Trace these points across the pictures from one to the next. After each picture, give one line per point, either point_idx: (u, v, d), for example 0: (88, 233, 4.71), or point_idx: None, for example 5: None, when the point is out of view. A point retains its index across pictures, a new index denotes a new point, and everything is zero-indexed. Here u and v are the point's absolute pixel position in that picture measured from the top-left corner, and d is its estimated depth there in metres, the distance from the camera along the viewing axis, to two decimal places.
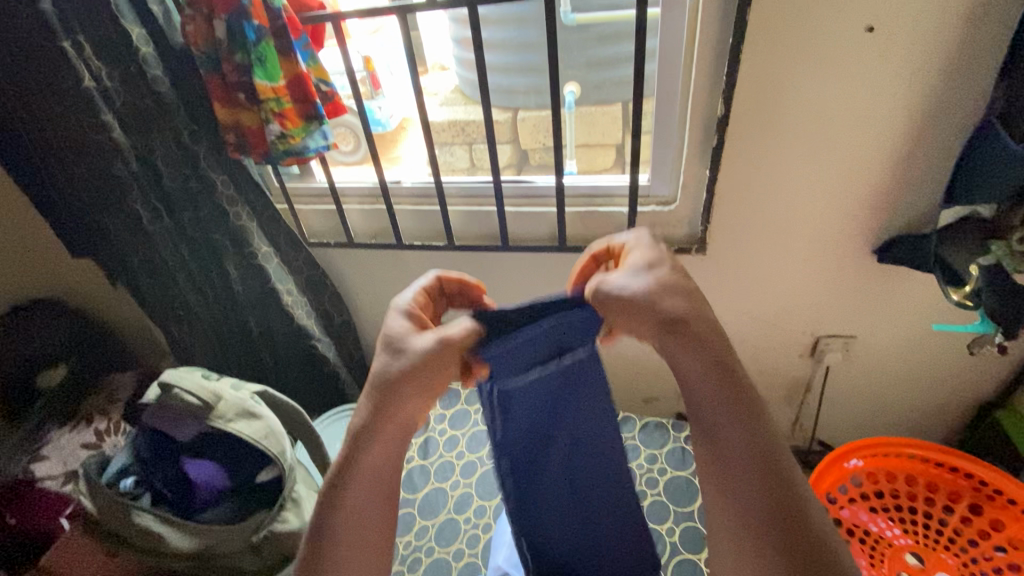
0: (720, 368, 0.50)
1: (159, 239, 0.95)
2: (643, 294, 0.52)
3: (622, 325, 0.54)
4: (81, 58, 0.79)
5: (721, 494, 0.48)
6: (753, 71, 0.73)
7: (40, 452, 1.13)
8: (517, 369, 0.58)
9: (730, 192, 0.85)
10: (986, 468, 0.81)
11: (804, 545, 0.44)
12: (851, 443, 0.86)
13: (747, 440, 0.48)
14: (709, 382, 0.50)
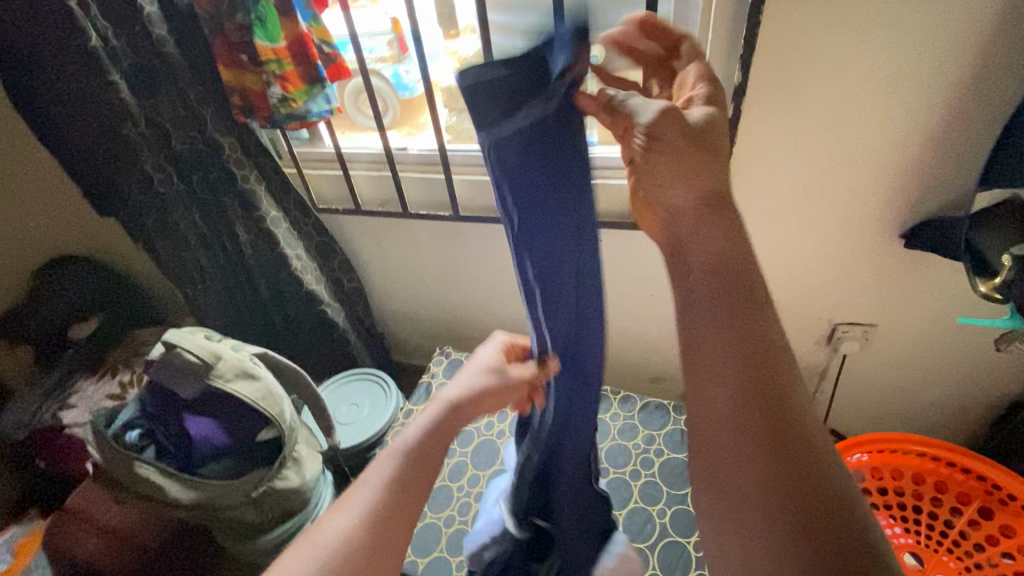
0: (736, 268, 0.41)
1: (170, 200, 0.97)
2: (706, 147, 0.44)
3: (657, 172, 0.43)
4: (88, 17, 0.79)
5: (704, 378, 0.38)
6: (772, 35, 0.68)
7: (69, 401, 1.19)
8: (502, 114, 0.43)
9: (745, 167, 0.81)
10: (1000, 471, 0.77)
11: (802, 444, 0.35)
12: (855, 436, 0.83)
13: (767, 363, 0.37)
14: (710, 268, 0.41)
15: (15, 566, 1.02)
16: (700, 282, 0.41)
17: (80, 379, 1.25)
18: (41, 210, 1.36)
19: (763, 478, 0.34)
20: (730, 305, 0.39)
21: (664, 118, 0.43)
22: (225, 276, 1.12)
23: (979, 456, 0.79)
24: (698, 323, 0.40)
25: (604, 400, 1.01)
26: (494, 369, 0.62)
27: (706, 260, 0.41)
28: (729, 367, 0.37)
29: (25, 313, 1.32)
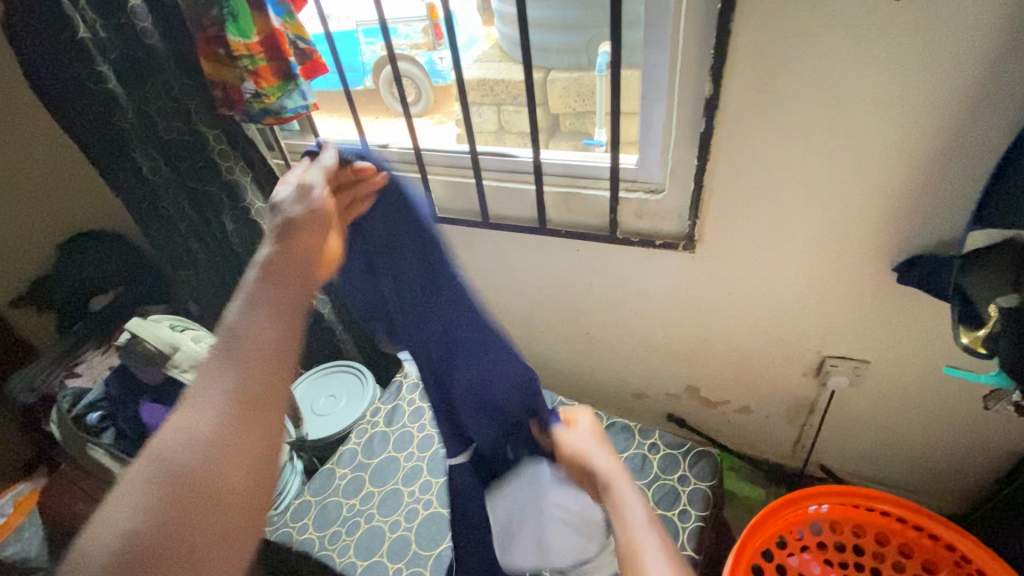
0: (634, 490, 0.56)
1: (160, 186, 1.02)
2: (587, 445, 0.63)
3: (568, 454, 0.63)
4: (75, 8, 0.81)
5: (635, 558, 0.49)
6: (747, 45, 0.63)
7: (76, 368, 1.23)
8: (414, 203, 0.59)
9: (721, 185, 0.76)
10: (969, 543, 0.74)
11: None
12: (814, 487, 0.81)
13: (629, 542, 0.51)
14: (621, 486, 0.57)
15: (13, 521, 1.08)
16: (619, 488, 0.56)
17: (88, 348, 1.29)
18: (71, 183, 1.43)
19: None
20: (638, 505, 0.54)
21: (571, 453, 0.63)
22: (215, 261, 1.14)
23: (947, 523, 0.77)
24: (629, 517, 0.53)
25: None
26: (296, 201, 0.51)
27: (614, 476, 0.58)
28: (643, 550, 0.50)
29: (53, 282, 1.41)
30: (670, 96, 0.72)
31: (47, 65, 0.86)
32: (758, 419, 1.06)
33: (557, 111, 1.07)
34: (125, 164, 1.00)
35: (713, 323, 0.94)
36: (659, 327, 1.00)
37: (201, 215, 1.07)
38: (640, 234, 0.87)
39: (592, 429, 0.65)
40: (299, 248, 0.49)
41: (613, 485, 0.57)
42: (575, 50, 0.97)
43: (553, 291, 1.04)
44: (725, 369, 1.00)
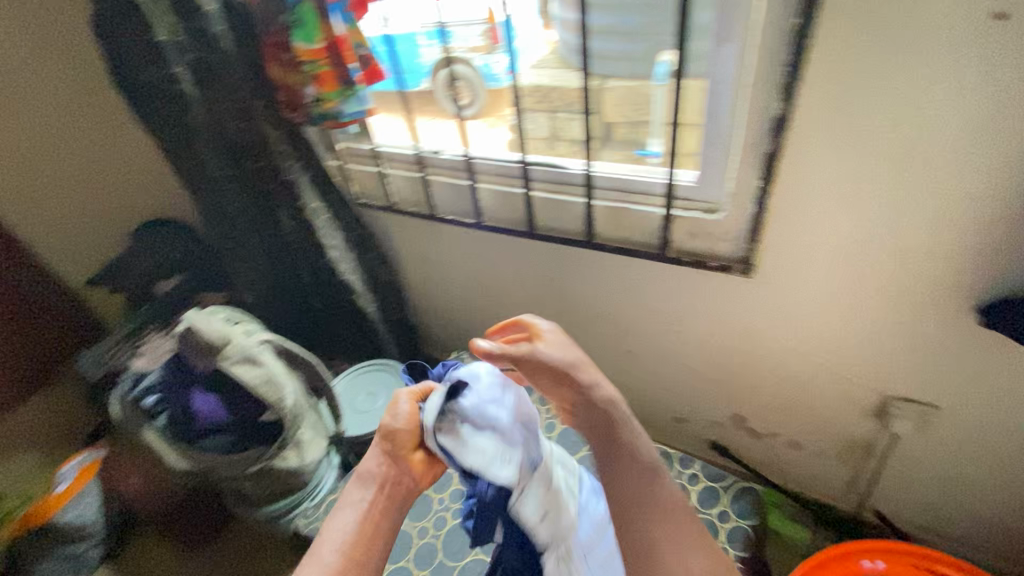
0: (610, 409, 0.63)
1: (224, 184, 1.03)
2: (568, 364, 0.67)
3: (542, 374, 0.68)
4: (156, 13, 0.86)
5: (619, 494, 0.55)
6: (821, 64, 0.59)
7: (139, 349, 1.31)
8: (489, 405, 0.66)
9: (784, 209, 0.72)
10: None
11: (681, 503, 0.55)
12: (869, 541, 0.81)
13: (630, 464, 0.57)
14: (601, 409, 0.63)
15: (73, 488, 1.11)
16: (596, 409, 0.63)
17: (152, 331, 1.37)
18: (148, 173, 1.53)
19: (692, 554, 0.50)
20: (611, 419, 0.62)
21: (548, 372, 0.67)
22: (270, 258, 1.17)
23: None
24: (610, 444, 0.59)
25: None
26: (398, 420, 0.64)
27: (601, 397, 0.64)
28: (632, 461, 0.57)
29: (121, 267, 1.46)
30: (734, 114, 0.69)
31: (137, 72, 0.93)
32: (808, 456, 0.99)
33: (610, 120, 1.02)
34: (190, 161, 1.03)
35: (765, 352, 0.89)
36: (707, 351, 0.95)
37: (261, 212, 1.12)
38: (694, 255, 0.83)
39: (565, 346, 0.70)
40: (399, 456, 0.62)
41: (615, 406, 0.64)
42: (634, 59, 0.93)
43: (597, 305, 1.02)
44: (776, 401, 0.95)
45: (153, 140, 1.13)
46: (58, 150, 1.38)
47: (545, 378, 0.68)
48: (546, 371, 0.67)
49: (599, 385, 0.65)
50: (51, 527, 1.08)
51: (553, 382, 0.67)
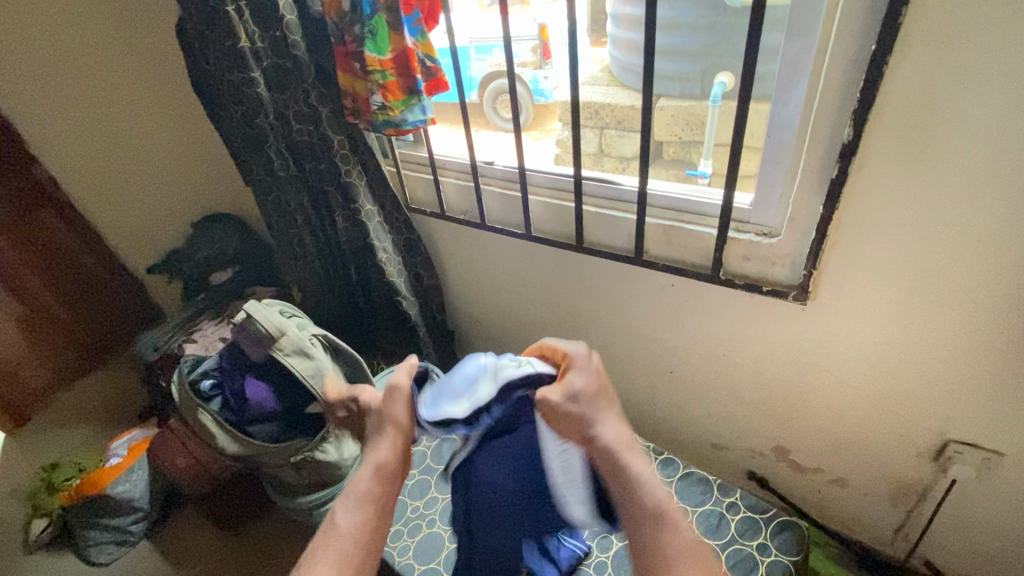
0: (639, 460, 0.58)
1: (285, 181, 1.09)
2: (588, 412, 0.61)
3: (558, 410, 0.61)
4: (241, 21, 0.91)
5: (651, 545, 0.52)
6: (897, 93, 0.58)
7: (193, 335, 1.37)
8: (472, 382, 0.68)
9: (846, 237, 0.70)
10: None
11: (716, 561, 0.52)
12: None
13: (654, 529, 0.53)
14: (627, 465, 0.58)
15: (124, 463, 1.18)
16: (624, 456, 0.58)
17: (205, 318, 1.43)
18: (212, 169, 1.62)
19: None
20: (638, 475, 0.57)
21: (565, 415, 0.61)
22: (322, 256, 1.22)
23: None
24: (642, 493, 0.56)
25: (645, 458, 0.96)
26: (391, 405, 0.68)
27: (625, 450, 0.59)
28: (667, 522, 0.54)
29: (183, 254, 1.55)
30: (799, 140, 0.68)
31: (215, 69, 0.99)
32: (854, 495, 0.95)
33: (661, 139, 1.02)
34: (257, 158, 1.08)
35: (815, 383, 0.86)
36: (752, 377, 0.93)
37: (318, 212, 1.16)
38: (745, 278, 0.83)
39: (581, 370, 0.63)
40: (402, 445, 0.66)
41: (639, 461, 0.58)
42: (689, 79, 0.94)
43: (641, 323, 1.01)
44: (823, 435, 0.92)
45: (224, 139, 1.20)
46: (135, 144, 1.48)
47: (561, 417, 0.61)
48: (561, 415, 0.61)
49: (605, 428, 0.60)
50: (103, 498, 1.15)
51: (568, 420, 0.61)
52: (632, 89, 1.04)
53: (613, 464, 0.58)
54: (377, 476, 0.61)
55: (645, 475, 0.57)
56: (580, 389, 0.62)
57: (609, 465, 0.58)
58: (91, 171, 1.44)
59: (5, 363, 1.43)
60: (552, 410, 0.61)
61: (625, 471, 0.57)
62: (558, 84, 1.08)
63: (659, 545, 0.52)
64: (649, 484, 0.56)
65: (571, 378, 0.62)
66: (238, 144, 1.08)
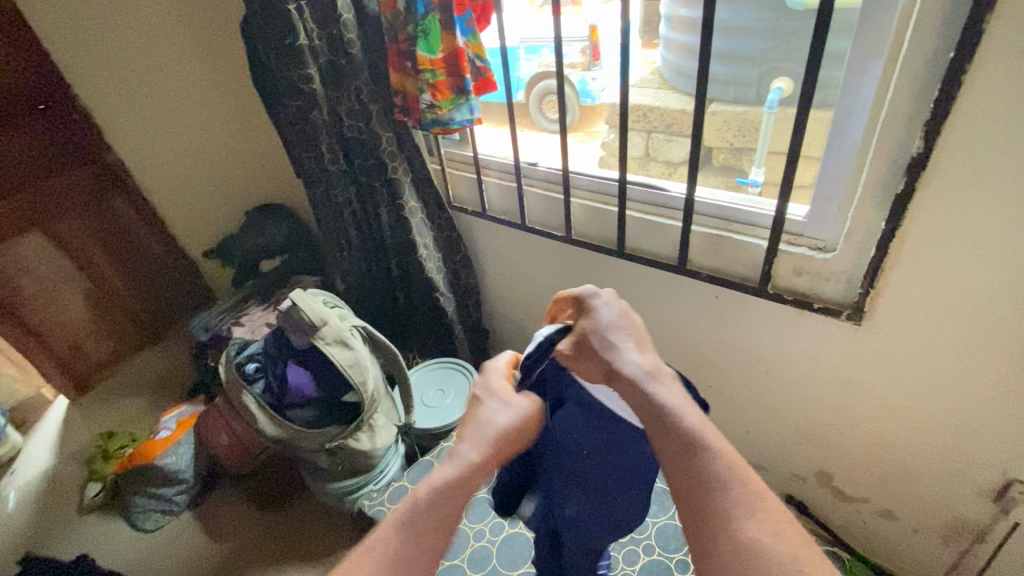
0: (663, 387, 0.47)
1: (335, 175, 1.12)
2: (606, 345, 0.51)
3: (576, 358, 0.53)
4: (300, 19, 0.94)
5: (688, 486, 0.42)
6: (975, 104, 0.54)
7: (241, 319, 1.43)
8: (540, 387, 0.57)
9: (908, 256, 0.66)
10: None
11: (762, 488, 0.41)
12: None
13: (691, 468, 0.42)
14: (652, 398, 0.46)
15: (173, 437, 1.25)
16: (648, 389, 0.47)
17: (252, 304, 1.50)
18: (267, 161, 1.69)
19: (783, 545, 0.38)
20: (663, 406, 0.45)
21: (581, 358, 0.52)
22: (366, 249, 1.25)
23: None
24: (671, 427, 0.44)
25: None
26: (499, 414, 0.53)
27: (646, 381, 0.47)
28: (705, 457, 0.42)
29: (236, 240, 1.62)
30: (862, 152, 0.65)
31: (273, 64, 1.03)
32: (902, 529, 0.89)
33: (711, 145, 1.00)
34: (309, 152, 1.12)
35: (865, 408, 0.82)
36: (796, 397, 0.89)
37: (364, 206, 1.19)
38: (795, 293, 0.79)
39: (595, 309, 0.54)
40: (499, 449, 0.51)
41: (665, 388, 0.47)
42: (744, 84, 0.90)
43: (680, 334, 0.99)
44: (871, 463, 0.87)
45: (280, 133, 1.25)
46: (198, 137, 1.56)
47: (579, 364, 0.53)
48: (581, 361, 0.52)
49: (626, 361, 0.49)
50: (150, 468, 1.22)
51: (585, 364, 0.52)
52: (682, 92, 1.01)
53: (636, 394, 0.47)
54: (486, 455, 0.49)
55: (676, 403, 0.45)
56: (594, 328, 0.52)
57: (635, 398, 0.47)
58: (160, 162, 1.54)
59: (75, 336, 1.59)
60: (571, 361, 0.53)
61: (651, 405, 0.46)
62: (606, 86, 1.07)
63: (698, 485, 0.41)
64: (683, 412, 0.45)
65: (590, 320, 0.53)
66: (293, 138, 1.12)
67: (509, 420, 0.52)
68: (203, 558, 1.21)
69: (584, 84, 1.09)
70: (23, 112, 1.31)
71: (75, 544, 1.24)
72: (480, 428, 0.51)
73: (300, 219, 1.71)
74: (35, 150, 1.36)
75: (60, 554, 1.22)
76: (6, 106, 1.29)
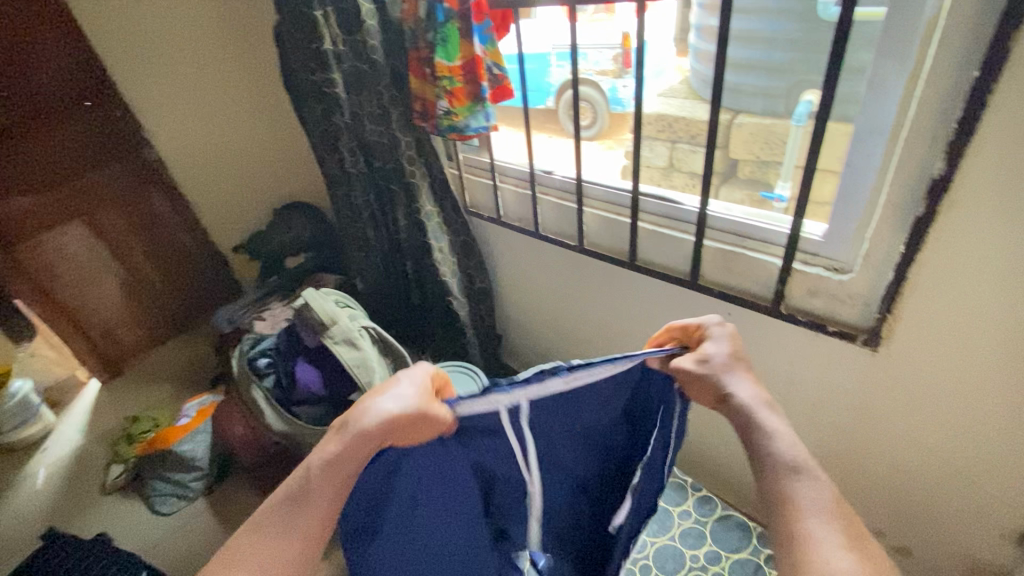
0: (774, 417, 0.49)
1: (355, 177, 1.15)
2: (720, 372, 0.53)
3: (687, 380, 0.54)
4: (326, 25, 0.97)
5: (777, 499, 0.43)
6: (1003, 125, 0.51)
7: (262, 314, 1.47)
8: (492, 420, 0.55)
9: (928, 281, 0.63)
10: None
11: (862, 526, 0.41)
12: None
13: (777, 484, 0.44)
14: (760, 423, 0.49)
15: (191, 424, 1.29)
16: (759, 415, 0.49)
17: (274, 300, 1.54)
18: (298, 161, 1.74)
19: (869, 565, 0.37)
20: (774, 430, 0.48)
21: (698, 382, 0.54)
22: (384, 250, 1.27)
23: None
24: (769, 447, 0.46)
25: (681, 492, 0.92)
26: (394, 403, 0.51)
27: (761, 407, 0.50)
28: (803, 477, 0.43)
29: (263, 237, 1.67)
30: (881, 171, 0.62)
31: (301, 68, 1.06)
32: (919, 568, 0.85)
33: (736, 157, 0.97)
34: (331, 154, 1.14)
35: (881, 437, 0.78)
36: (808, 422, 0.86)
37: (383, 209, 1.21)
38: (810, 315, 0.76)
39: (723, 342, 0.56)
40: (386, 434, 0.51)
41: (774, 415, 0.50)
42: (773, 96, 0.88)
43: None
44: (887, 497, 0.83)
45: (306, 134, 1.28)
46: (234, 137, 1.62)
47: (690, 385, 0.54)
48: (693, 382, 0.54)
49: (739, 388, 0.52)
50: (170, 452, 1.27)
51: (698, 385, 0.54)
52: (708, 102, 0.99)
53: (742, 419, 0.50)
54: (368, 439, 0.50)
55: (783, 431, 0.47)
56: (714, 355, 0.54)
57: (739, 426, 0.50)
58: (197, 160, 1.60)
59: (107, 322, 1.66)
60: (684, 381, 0.55)
61: (758, 427, 0.48)
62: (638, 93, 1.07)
63: (777, 496, 0.43)
64: (780, 441, 0.46)
65: (707, 350, 0.55)
66: (317, 140, 1.16)
67: (398, 410, 0.51)
68: (214, 544, 1.24)
69: (613, 91, 1.08)
70: (72, 110, 1.38)
71: (96, 522, 1.30)
72: (369, 413, 0.51)
73: (326, 218, 1.75)
74: (78, 147, 1.42)
75: (82, 531, 1.29)
76: (56, 105, 1.36)
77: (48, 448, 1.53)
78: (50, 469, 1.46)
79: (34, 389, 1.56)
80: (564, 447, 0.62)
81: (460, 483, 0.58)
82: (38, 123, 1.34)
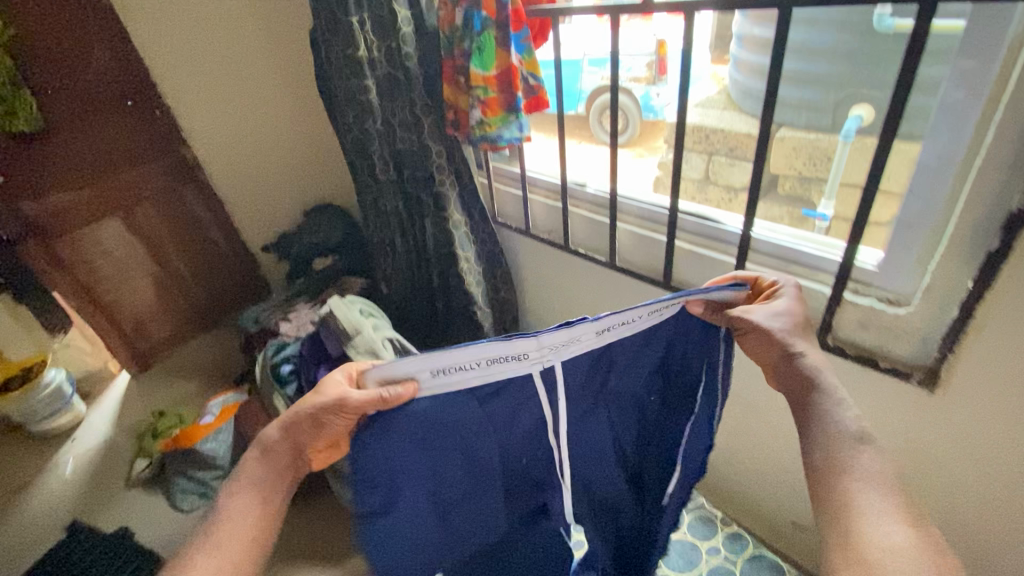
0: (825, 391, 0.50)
1: (385, 184, 1.14)
2: (784, 331, 0.54)
3: (752, 336, 0.56)
4: (362, 32, 0.96)
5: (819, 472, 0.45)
6: None
7: (288, 315, 1.47)
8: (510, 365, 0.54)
9: (997, 323, 0.58)
10: None
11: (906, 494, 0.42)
12: None
13: (824, 451, 0.46)
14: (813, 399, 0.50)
15: (214, 424, 1.30)
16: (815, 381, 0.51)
17: (300, 301, 1.54)
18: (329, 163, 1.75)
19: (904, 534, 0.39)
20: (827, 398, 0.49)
21: (764, 336, 0.55)
22: (411, 256, 1.26)
23: None
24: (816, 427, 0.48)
25: (710, 526, 0.88)
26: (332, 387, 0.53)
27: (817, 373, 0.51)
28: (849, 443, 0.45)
29: (292, 237, 1.69)
30: (950, 201, 0.58)
31: (334, 73, 1.05)
32: None
33: (777, 172, 0.93)
34: (362, 160, 1.14)
35: (930, 485, 0.73)
36: None
37: (410, 216, 1.20)
38: (860, 350, 0.71)
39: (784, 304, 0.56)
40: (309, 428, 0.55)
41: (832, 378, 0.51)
42: (818, 110, 0.82)
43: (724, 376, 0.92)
44: None
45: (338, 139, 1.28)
46: (268, 139, 1.63)
47: (753, 340, 0.56)
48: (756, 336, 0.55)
49: (803, 346, 0.54)
50: (193, 451, 1.28)
51: (763, 343, 0.55)
52: (749, 114, 0.94)
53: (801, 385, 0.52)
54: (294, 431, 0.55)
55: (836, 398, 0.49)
56: (775, 311, 0.55)
57: (797, 383, 0.52)
58: (230, 160, 1.62)
59: (139, 316, 1.69)
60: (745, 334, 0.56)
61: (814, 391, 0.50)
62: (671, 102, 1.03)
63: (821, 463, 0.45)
64: (836, 409, 0.48)
65: (771, 308, 0.56)
66: (348, 145, 1.15)
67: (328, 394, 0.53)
68: None
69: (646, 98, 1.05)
70: (112, 110, 1.41)
71: (118, 515, 1.32)
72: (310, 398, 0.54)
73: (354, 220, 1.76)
74: (117, 146, 1.45)
75: (104, 524, 1.31)
76: (97, 106, 1.39)
77: (78, 439, 1.57)
78: (78, 460, 1.50)
79: (67, 380, 1.60)
80: (591, 393, 0.60)
81: (482, 423, 0.57)
82: (78, 124, 1.37)
